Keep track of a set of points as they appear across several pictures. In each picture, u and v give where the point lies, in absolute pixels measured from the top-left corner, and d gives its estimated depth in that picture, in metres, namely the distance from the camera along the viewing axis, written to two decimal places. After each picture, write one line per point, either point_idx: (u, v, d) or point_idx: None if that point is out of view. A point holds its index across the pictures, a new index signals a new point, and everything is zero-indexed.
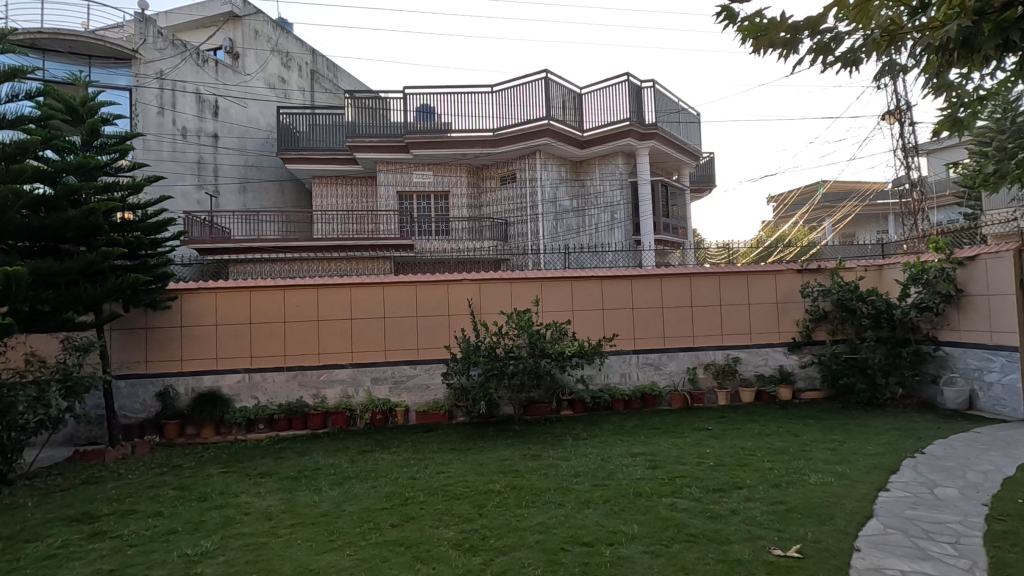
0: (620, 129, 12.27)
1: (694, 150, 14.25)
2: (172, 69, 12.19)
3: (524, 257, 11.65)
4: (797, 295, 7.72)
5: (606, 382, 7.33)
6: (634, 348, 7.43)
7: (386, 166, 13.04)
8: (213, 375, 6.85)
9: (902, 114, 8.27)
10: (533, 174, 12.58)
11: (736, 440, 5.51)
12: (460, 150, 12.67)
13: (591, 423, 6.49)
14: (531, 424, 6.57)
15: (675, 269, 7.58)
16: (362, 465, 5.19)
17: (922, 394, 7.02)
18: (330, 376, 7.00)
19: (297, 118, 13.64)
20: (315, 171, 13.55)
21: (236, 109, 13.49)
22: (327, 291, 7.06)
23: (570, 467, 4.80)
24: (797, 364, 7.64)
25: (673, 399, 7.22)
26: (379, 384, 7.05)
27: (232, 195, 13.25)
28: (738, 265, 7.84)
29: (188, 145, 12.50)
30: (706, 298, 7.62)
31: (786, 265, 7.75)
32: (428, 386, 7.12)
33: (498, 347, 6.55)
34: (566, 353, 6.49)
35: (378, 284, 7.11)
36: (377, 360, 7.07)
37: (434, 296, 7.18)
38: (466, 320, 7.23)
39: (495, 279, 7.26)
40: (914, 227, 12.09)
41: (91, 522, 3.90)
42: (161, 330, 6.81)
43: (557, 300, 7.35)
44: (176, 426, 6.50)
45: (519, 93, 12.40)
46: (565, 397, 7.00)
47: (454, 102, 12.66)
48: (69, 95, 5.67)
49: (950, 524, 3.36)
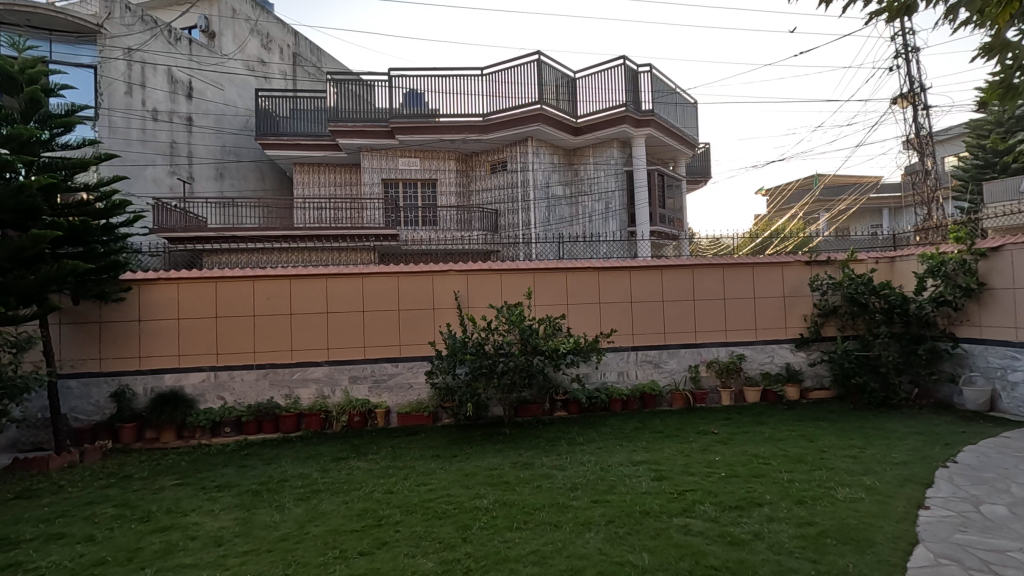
0: (615, 115, 11.72)
1: (692, 139, 13.80)
2: (140, 46, 11.42)
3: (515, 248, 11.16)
4: (805, 289, 7.27)
5: (602, 381, 6.85)
6: (633, 345, 6.94)
7: (371, 154, 12.49)
8: (175, 374, 6.27)
9: (917, 98, 7.81)
10: (525, 162, 12.03)
11: (747, 446, 5.05)
12: (448, 135, 12.08)
13: (588, 426, 6.00)
14: (522, 427, 6.07)
15: (676, 261, 7.09)
16: (336, 476, 4.67)
17: (937, 394, 6.61)
18: (304, 375, 6.44)
19: (277, 102, 13.00)
20: (296, 158, 12.91)
21: (212, 91, 12.81)
22: (300, 282, 6.49)
23: (567, 479, 4.30)
24: (805, 361, 7.20)
25: (674, 399, 6.76)
26: (357, 383, 6.51)
27: (208, 182, 12.61)
28: (743, 256, 7.37)
29: (159, 127, 11.77)
30: (709, 291, 7.14)
31: (793, 256, 7.31)
32: (410, 385, 6.59)
33: (486, 343, 6.04)
34: (560, 350, 6.00)
35: (356, 275, 6.55)
36: (356, 357, 6.53)
37: (417, 287, 6.64)
38: (452, 314, 6.69)
39: (484, 270, 6.72)
40: (924, 217, 11.69)
41: (8, 550, 3.33)
42: (117, 325, 6.21)
43: (550, 293, 6.83)
44: (133, 430, 5.92)
45: (511, 77, 11.80)
46: (558, 397, 6.52)
47: (442, 85, 12.04)
48: (8, 61, 5.06)
49: (1010, 553, 2.90)
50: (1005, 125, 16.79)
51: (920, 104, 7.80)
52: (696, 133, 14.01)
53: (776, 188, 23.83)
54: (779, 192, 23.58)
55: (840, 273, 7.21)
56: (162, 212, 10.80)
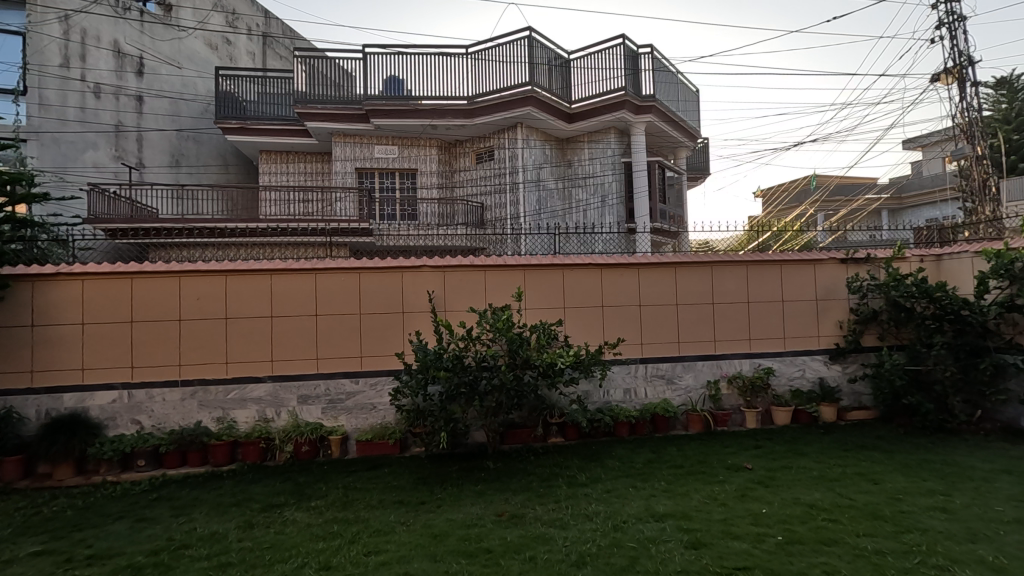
0: (614, 99, 10.63)
1: (694, 130, 12.78)
2: (79, 11, 10.16)
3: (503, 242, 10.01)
4: (840, 291, 6.23)
5: (606, 401, 5.74)
6: (642, 357, 5.84)
7: (344, 139, 11.30)
8: (77, 394, 5.04)
9: (963, 73, 6.83)
10: (513, 150, 10.92)
11: (796, 490, 3.97)
12: (429, 120, 10.91)
13: (590, 458, 4.89)
14: (510, 459, 4.95)
15: (693, 257, 6.01)
16: (258, 537, 3.49)
17: (1001, 417, 5.60)
18: (242, 394, 5.24)
19: (241, 84, 11.75)
20: (261, 144, 11.70)
21: (167, 69, 11.52)
22: (237, 280, 5.30)
23: (571, 545, 3.19)
24: (840, 376, 6.16)
25: (691, 422, 5.70)
26: (308, 404, 5.33)
27: (161, 169, 11.34)
28: (768, 252, 6.32)
29: (103, 106, 10.47)
30: (731, 293, 6.07)
31: (827, 253, 6.26)
32: (373, 406, 5.42)
33: (466, 356, 4.92)
34: (557, 365, 4.87)
35: (308, 271, 5.38)
36: (307, 372, 5.35)
37: (384, 286, 5.48)
38: (425, 319, 5.54)
39: (465, 265, 5.57)
40: (971, 210, 10.58)
41: None
42: (4, 332, 4.98)
43: (544, 293, 5.71)
44: (17, 464, 4.69)
45: (499, 55, 10.63)
46: (554, 420, 5.41)
47: (423, 65, 10.88)
48: None
49: None
50: (1014, 123, 16.30)
51: (968, 80, 6.82)
52: (699, 125, 12.98)
53: (769, 190, 22.81)
54: (773, 193, 22.45)
55: (880, 273, 6.18)
56: (97, 197, 9.34)
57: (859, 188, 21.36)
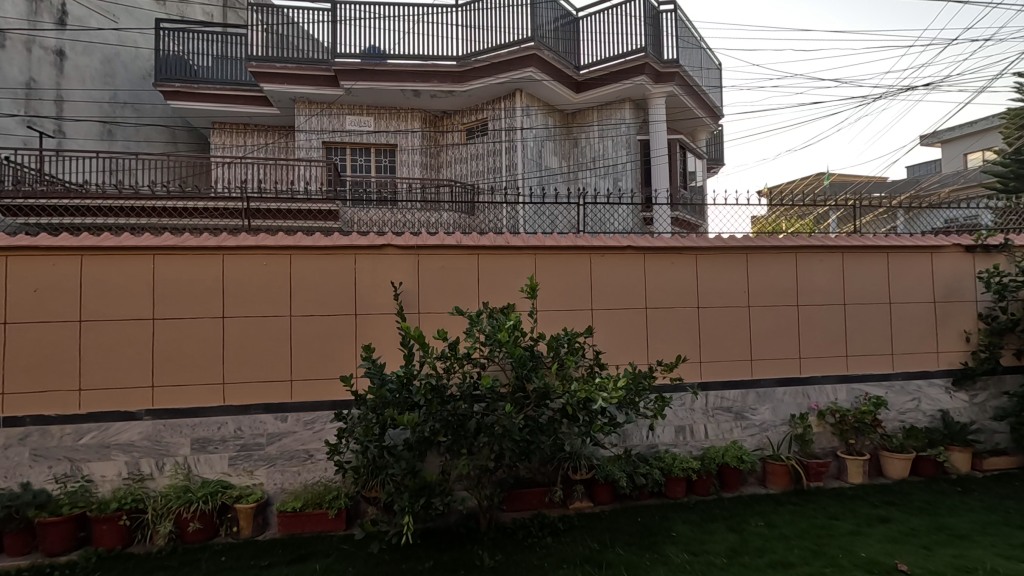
0: (631, 62, 8.91)
1: (716, 108, 11.03)
2: None
3: (500, 213, 8.07)
4: (965, 290, 4.54)
5: (650, 445, 4.00)
6: (701, 382, 4.10)
7: (309, 108, 9.48)
8: None
9: None
10: (511, 122, 9.12)
11: None
12: (410, 85, 9.06)
13: (642, 545, 3.14)
14: (517, 544, 3.17)
15: (771, 241, 4.29)
16: None
17: None
18: (103, 438, 3.41)
19: (189, 45, 9.82)
20: (212, 115, 9.88)
21: (97, 21, 9.69)
22: (102, 263, 3.48)
23: None
24: (966, 410, 4.46)
25: (771, 474, 3.99)
26: (208, 455, 3.51)
27: (86, 141, 9.46)
28: (866, 236, 4.62)
29: (9, 56, 8.61)
30: (822, 293, 4.35)
31: (946, 238, 4.57)
32: (307, 456, 3.62)
33: (448, 385, 3.17)
34: (593, 402, 3.09)
35: (212, 254, 3.58)
36: (207, 405, 3.53)
37: (330, 276, 3.70)
38: (388, 326, 3.75)
39: (448, 248, 3.80)
40: None
41: None
42: None
43: (562, 289, 3.94)
44: None
45: (496, 7, 8.92)
46: (578, 477, 3.66)
47: (404, 19, 9.15)
48: None
49: None
50: None
51: None
52: (722, 103, 11.26)
53: None
54: None
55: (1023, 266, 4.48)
56: None
57: (879, 188, 19.70)
